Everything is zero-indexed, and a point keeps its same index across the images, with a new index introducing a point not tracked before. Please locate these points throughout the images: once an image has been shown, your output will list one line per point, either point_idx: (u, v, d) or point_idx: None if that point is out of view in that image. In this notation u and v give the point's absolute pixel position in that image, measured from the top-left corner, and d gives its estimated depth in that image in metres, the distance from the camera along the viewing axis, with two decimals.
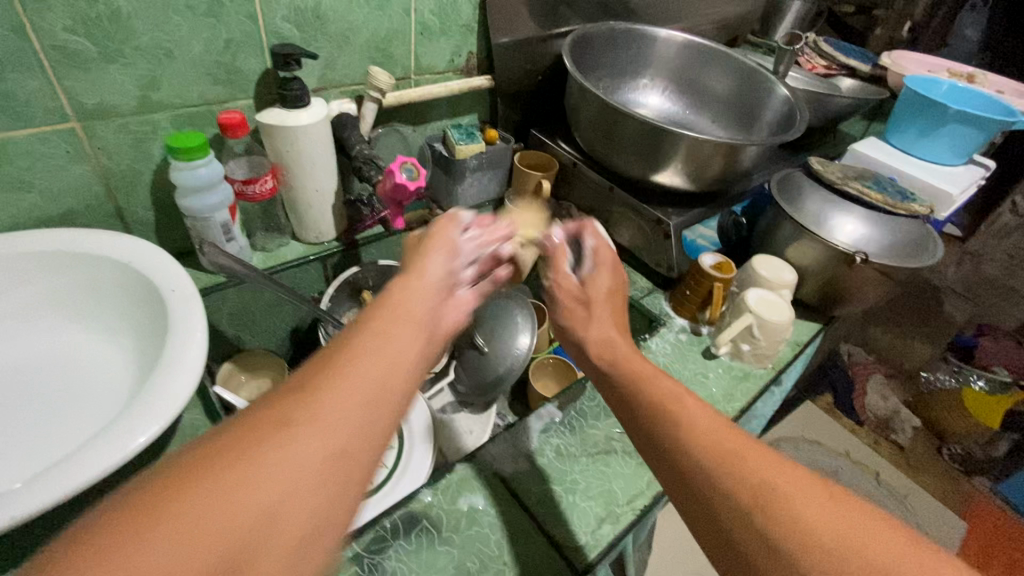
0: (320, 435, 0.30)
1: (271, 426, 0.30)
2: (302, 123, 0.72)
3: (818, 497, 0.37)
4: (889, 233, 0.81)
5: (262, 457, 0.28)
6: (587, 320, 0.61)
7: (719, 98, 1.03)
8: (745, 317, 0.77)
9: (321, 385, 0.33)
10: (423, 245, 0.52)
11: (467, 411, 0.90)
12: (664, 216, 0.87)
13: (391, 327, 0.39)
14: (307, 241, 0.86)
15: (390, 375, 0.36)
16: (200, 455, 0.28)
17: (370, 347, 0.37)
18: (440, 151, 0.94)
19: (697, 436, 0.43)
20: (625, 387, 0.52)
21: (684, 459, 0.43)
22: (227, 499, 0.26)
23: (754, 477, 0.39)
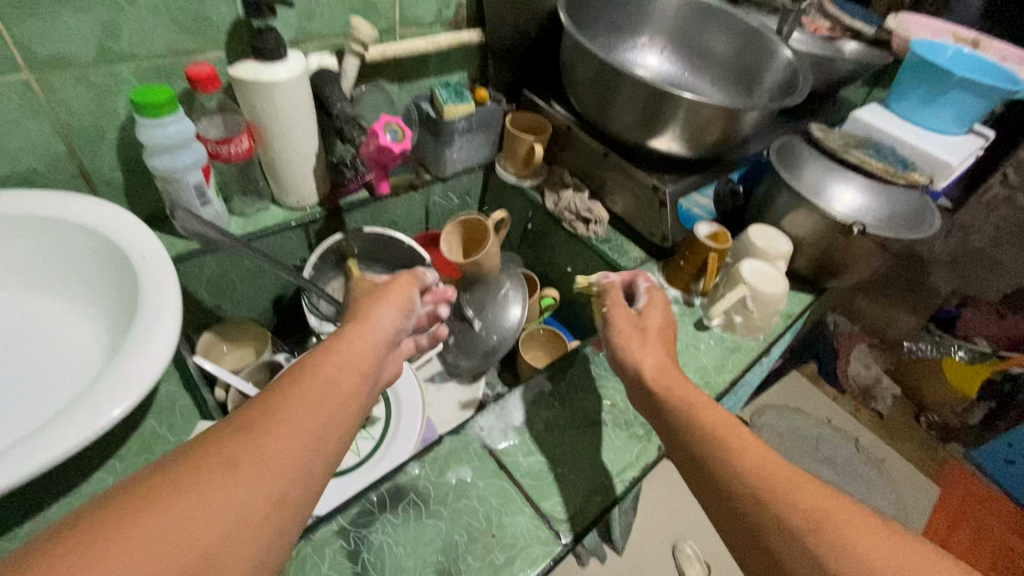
0: (259, 478, 0.35)
1: (222, 466, 0.34)
2: (277, 77, 0.67)
3: (869, 524, 0.40)
4: (887, 203, 0.80)
5: (205, 494, 0.33)
6: (638, 344, 0.60)
7: (719, 60, 0.98)
8: (739, 288, 0.75)
9: (266, 429, 0.37)
10: (377, 295, 0.54)
11: (454, 381, 0.90)
12: (660, 183, 0.84)
13: (342, 370, 0.44)
14: (288, 206, 0.83)
15: (334, 416, 0.41)
16: (153, 486, 0.32)
17: (314, 394, 0.41)
18: (427, 112, 0.89)
19: (746, 462, 0.45)
20: (662, 402, 0.54)
21: (733, 482, 0.45)
22: (172, 528, 0.31)
23: (811, 509, 0.41)
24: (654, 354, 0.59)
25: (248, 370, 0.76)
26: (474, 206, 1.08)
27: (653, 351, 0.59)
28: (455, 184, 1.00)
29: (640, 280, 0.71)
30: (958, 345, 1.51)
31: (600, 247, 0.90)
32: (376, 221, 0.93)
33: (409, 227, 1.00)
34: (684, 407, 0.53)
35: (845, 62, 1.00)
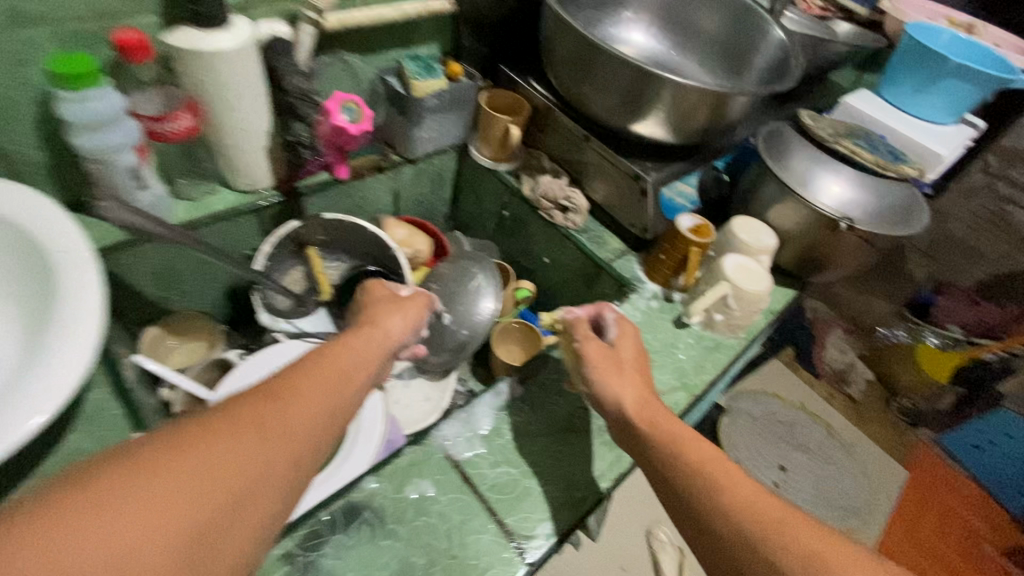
0: (284, 442, 0.37)
1: (248, 426, 0.37)
2: (221, 47, 0.60)
3: (857, 562, 0.43)
4: (876, 197, 0.76)
5: (237, 446, 0.35)
6: (616, 379, 0.58)
7: (707, 39, 0.92)
8: (721, 284, 0.72)
9: (291, 398, 0.40)
10: (394, 304, 0.58)
11: (422, 378, 0.85)
12: (642, 171, 0.79)
13: (354, 359, 0.47)
14: (240, 189, 0.76)
15: (345, 397, 0.44)
16: (192, 432, 0.34)
17: (329, 374, 0.44)
18: (394, 87, 0.82)
19: (735, 504, 0.47)
20: (645, 439, 0.54)
21: (724, 526, 0.47)
22: (209, 471, 0.33)
23: (802, 552, 0.43)
24: (628, 390, 0.58)
25: (197, 368, 0.71)
26: (446, 190, 1.01)
27: (632, 389, 0.58)
28: (425, 167, 0.94)
29: (607, 313, 0.66)
30: (932, 331, 1.45)
31: (578, 238, 0.85)
32: (339, 206, 0.87)
33: (376, 212, 0.94)
34: (669, 442, 0.53)
35: (837, 43, 0.95)
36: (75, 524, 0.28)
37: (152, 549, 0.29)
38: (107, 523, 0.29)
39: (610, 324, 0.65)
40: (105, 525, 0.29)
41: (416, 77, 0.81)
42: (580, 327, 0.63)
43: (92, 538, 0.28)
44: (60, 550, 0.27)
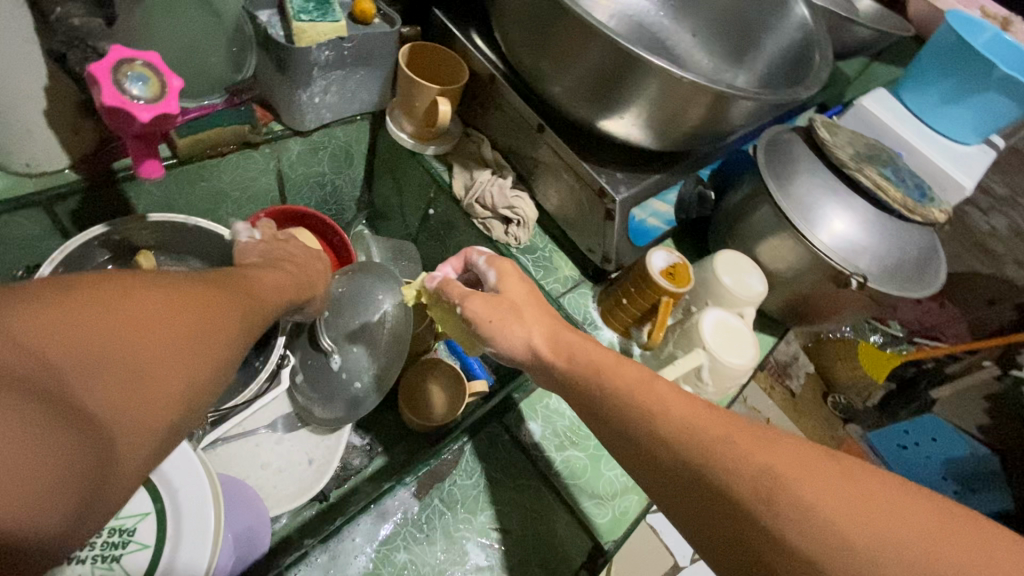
0: (260, 317, 0.35)
1: (238, 279, 0.36)
2: None
3: (821, 466, 0.32)
4: (894, 244, 0.61)
5: (227, 303, 0.32)
6: (517, 324, 0.43)
7: (708, 3, 0.70)
8: (696, 354, 0.55)
9: (255, 284, 0.37)
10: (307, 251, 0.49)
11: (303, 430, 0.64)
12: (609, 185, 0.59)
13: (299, 262, 0.46)
14: (15, 172, 0.50)
15: (298, 284, 0.43)
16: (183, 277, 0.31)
17: (279, 273, 0.41)
18: (268, 29, 0.57)
19: (674, 423, 0.35)
20: (557, 367, 0.41)
21: (663, 453, 0.35)
22: (214, 298, 0.32)
23: (757, 465, 0.32)
24: (532, 326, 0.43)
25: None
26: (356, 169, 0.77)
27: (539, 322, 0.44)
28: (323, 140, 0.69)
29: (476, 257, 0.49)
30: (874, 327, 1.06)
31: (521, 259, 0.66)
32: (192, 193, 0.62)
33: (251, 197, 0.69)
34: (587, 372, 0.40)
35: (860, 28, 0.76)
36: (80, 324, 0.26)
37: (141, 367, 0.27)
38: (114, 333, 0.26)
39: (483, 270, 0.48)
40: (111, 332, 0.26)
41: (302, 16, 0.55)
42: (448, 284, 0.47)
43: (99, 341, 0.26)
44: (64, 342, 0.25)
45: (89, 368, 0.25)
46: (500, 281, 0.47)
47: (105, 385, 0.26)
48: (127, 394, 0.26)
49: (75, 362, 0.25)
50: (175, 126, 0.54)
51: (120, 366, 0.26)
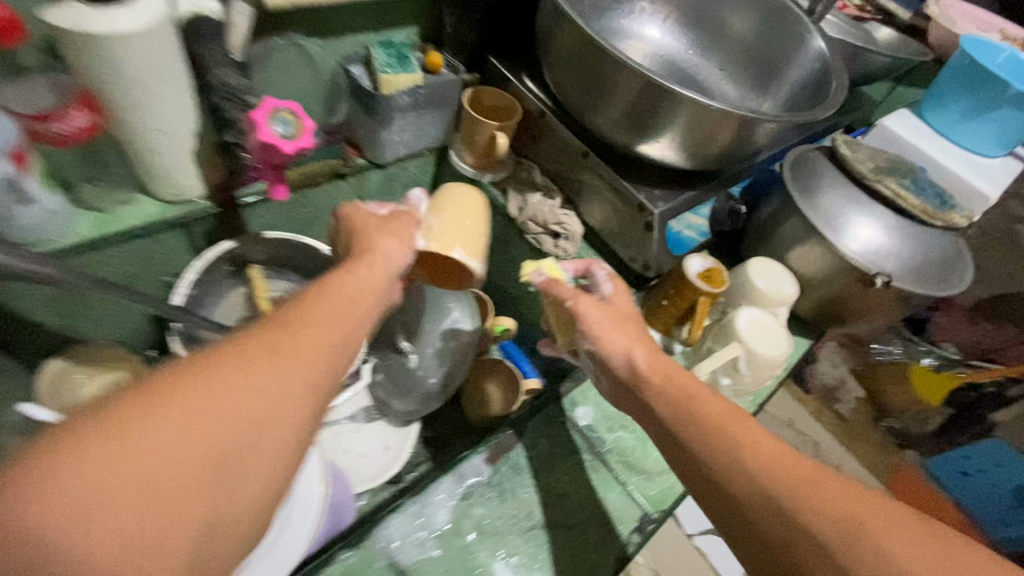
0: (296, 369, 0.32)
1: (266, 342, 0.32)
2: (121, 28, 0.46)
3: (898, 518, 0.36)
4: (919, 249, 0.65)
5: (238, 381, 0.30)
6: (621, 336, 0.52)
7: (733, 41, 0.79)
8: (731, 346, 0.61)
9: (292, 329, 0.34)
10: (381, 225, 0.49)
11: (381, 420, 0.72)
12: (648, 201, 0.67)
13: (359, 281, 0.42)
14: (164, 199, 0.62)
15: (353, 317, 0.39)
16: (177, 371, 0.28)
17: (334, 302, 0.38)
18: (360, 80, 0.69)
19: (761, 462, 0.41)
20: (649, 390, 0.48)
21: (745, 486, 0.40)
22: (221, 396, 0.28)
23: (843, 512, 0.37)
24: (633, 339, 0.52)
25: None
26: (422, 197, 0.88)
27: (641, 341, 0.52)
28: (397, 172, 0.80)
29: (598, 271, 0.57)
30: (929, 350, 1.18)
31: None
32: (293, 217, 0.74)
33: (338, 221, 0.80)
34: (686, 406, 0.46)
35: (878, 55, 0.83)
36: (53, 478, 0.23)
37: (143, 505, 0.25)
38: (92, 485, 0.24)
39: (601, 282, 0.57)
40: (88, 478, 0.24)
41: (386, 71, 0.67)
42: (556, 286, 0.54)
43: (77, 497, 0.23)
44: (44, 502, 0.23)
45: (80, 520, 0.23)
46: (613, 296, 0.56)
47: (102, 535, 0.24)
48: (119, 546, 0.24)
49: (65, 517, 0.23)
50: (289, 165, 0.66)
51: (115, 509, 0.24)
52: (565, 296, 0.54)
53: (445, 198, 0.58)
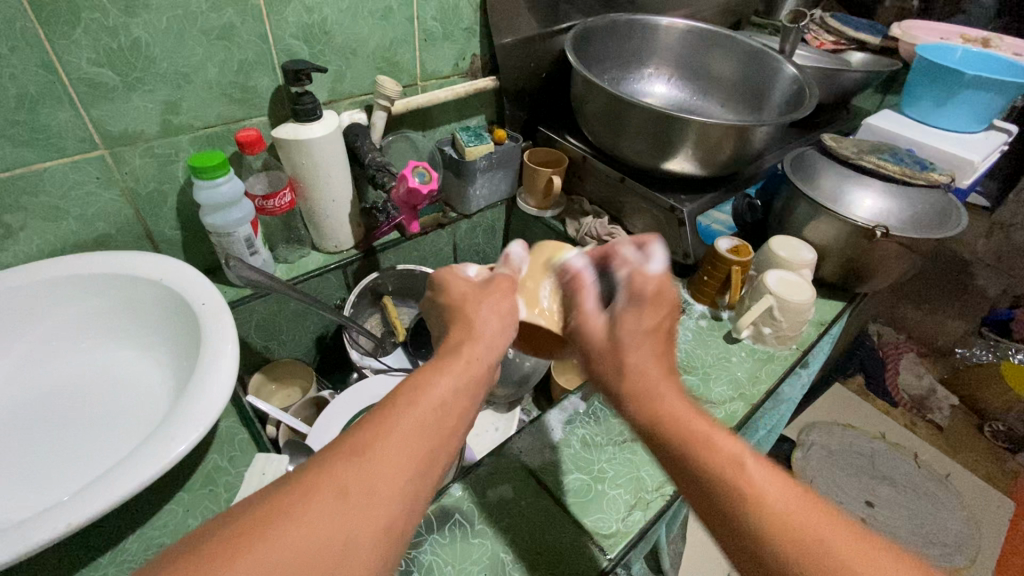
0: (367, 509, 0.36)
1: (341, 489, 0.36)
2: (315, 135, 0.73)
3: None
4: (910, 205, 0.80)
5: (308, 526, 0.34)
6: (618, 358, 0.51)
7: (726, 82, 1.02)
8: (765, 298, 0.76)
9: (371, 458, 0.38)
10: (481, 296, 0.56)
11: (490, 409, 0.89)
12: (677, 203, 0.87)
13: (447, 394, 0.45)
14: (327, 251, 0.88)
15: (437, 445, 0.42)
16: (262, 524, 0.33)
17: (417, 417, 0.42)
18: (450, 154, 0.94)
19: (775, 520, 0.38)
20: (649, 425, 0.46)
21: (748, 531, 0.39)
22: (295, 557, 0.32)
23: None
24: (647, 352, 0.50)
25: (297, 404, 0.80)
26: (499, 239, 1.12)
27: (642, 359, 0.50)
28: (480, 220, 1.04)
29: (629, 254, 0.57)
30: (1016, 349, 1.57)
31: None
32: (409, 258, 0.99)
33: (440, 262, 1.06)
34: (687, 437, 0.44)
35: (852, 73, 1.02)
36: None
37: None
38: None
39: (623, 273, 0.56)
40: None
41: (468, 144, 0.92)
42: (577, 293, 0.57)
43: None
44: None
45: None
46: (622, 312, 0.53)
47: None
48: None
49: None
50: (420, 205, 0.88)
51: None
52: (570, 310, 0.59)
53: (540, 256, 0.62)
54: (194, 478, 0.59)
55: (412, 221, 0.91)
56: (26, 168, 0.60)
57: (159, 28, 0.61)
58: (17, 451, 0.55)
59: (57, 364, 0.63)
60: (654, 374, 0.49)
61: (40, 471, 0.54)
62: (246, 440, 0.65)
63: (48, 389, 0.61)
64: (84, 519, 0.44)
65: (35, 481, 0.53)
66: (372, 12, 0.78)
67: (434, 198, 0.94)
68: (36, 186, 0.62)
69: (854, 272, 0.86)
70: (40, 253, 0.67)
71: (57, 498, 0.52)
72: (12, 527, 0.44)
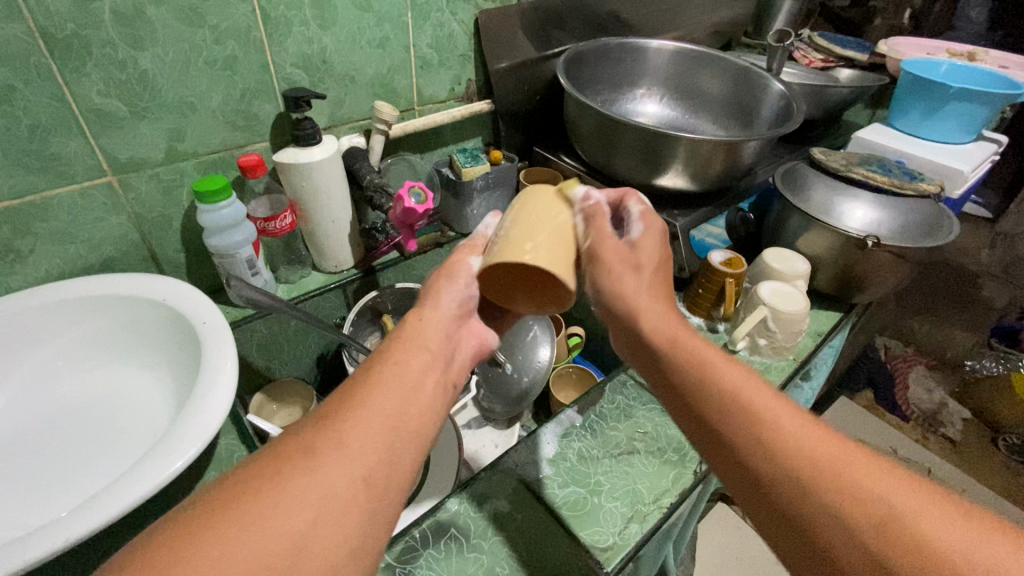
0: (339, 461, 0.36)
1: (307, 449, 0.36)
2: (314, 159, 0.76)
3: (900, 485, 0.37)
4: (899, 213, 0.81)
5: (301, 485, 0.34)
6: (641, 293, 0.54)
7: (716, 100, 1.04)
8: (759, 309, 0.77)
9: (354, 417, 0.39)
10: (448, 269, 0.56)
11: (490, 426, 0.89)
12: (670, 217, 0.88)
13: (411, 358, 0.46)
14: (328, 270, 0.90)
15: (406, 401, 0.42)
16: (231, 493, 0.33)
17: (392, 381, 0.43)
18: (447, 175, 0.96)
19: (771, 430, 0.41)
20: (670, 362, 0.50)
21: (747, 444, 0.42)
22: (269, 518, 0.32)
23: (846, 484, 0.37)
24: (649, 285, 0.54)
25: None
26: None
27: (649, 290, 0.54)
28: None
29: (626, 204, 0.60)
30: None
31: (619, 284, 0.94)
32: (408, 277, 1.00)
33: None
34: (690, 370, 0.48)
35: (840, 88, 1.04)
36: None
37: None
38: None
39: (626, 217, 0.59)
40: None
41: (466, 165, 0.94)
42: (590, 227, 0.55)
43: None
44: None
45: None
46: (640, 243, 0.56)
47: None
48: None
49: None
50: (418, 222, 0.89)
51: None
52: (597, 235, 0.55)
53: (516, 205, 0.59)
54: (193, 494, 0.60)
55: (409, 241, 0.91)
56: (37, 196, 0.63)
57: (165, 60, 0.65)
58: (19, 470, 0.56)
59: (61, 385, 0.64)
60: (665, 317, 0.53)
61: (40, 490, 0.55)
62: (244, 458, 0.66)
63: (54, 408, 0.62)
64: (82, 534, 0.45)
65: (36, 499, 0.54)
66: (369, 41, 0.81)
67: (432, 217, 0.96)
68: (45, 211, 0.64)
69: (848, 283, 0.87)
70: (49, 276, 0.69)
71: (55, 515, 0.53)
72: (9, 543, 0.44)
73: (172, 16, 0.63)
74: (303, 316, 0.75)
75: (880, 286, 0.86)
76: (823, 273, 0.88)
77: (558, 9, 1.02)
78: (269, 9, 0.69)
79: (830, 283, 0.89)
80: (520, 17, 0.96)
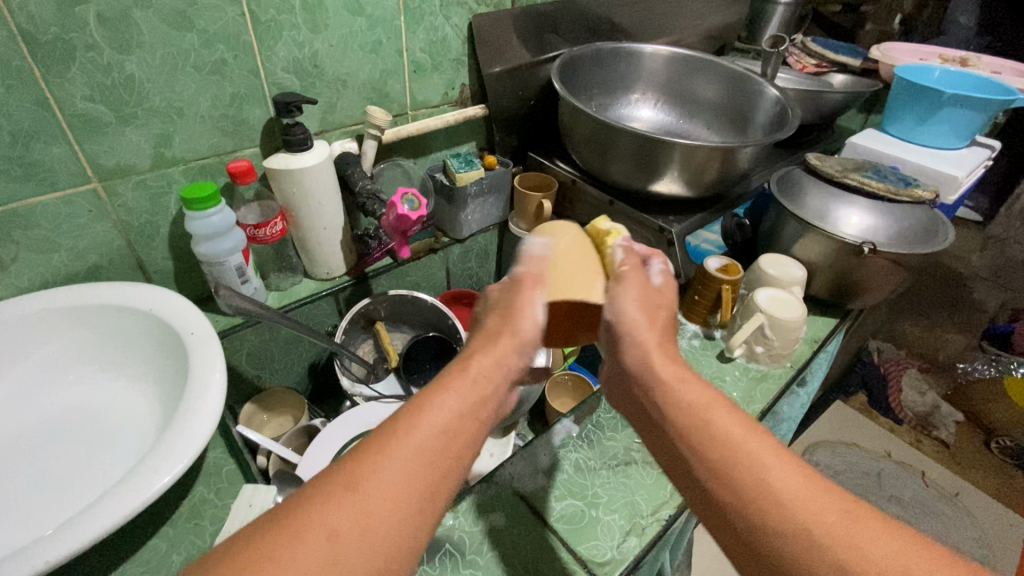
0: (357, 546, 0.35)
1: (326, 526, 0.35)
2: (306, 164, 0.74)
3: (901, 547, 0.35)
4: (894, 220, 0.81)
5: (313, 570, 0.33)
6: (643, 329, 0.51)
7: (711, 105, 1.04)
8: (756, 316, 0.76)
9: (380, 490, 0.38)
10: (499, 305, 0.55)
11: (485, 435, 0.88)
12: (666, 223, 0.88)
13: (450, 418, 0.43)
14: (319, 277, 0.89)
15: (434, 476, 0.40)
16: (243, 567, 0.32)
17: (423, 448, 0.41)
18: (441, 181, 0.96)
19: (765, 483, 0.39)
20: (661, 400, 0.47)
21: (735, 499, 0.39)
22: None
23: (845, 551, 0.35)
24: (653, 325, 0.52)
25: (286, 434, 0.79)
26: (491, 263, 1.12)
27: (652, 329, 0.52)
28: (472, 244, 1.05)
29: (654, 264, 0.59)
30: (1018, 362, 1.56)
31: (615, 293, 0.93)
32: (401, 284, 0.99)
33: (432, 286, 1.06)
34: (679, 407, 0.45)
35: (834, 93, 1.04)
36: None
37: None
38: None
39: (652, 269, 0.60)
40: None
41: (459, 170, 0.93)
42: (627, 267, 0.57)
43: None
44: None
45: None
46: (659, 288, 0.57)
47: None
48: None
49: None
50: (411, 229, 0.89)
51: None
52: (628, 263, 0.57)
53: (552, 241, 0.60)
54: (179, 510, 0.59)
55: (403, 248, 0.92)
56: (18, 203, 0.61)
57: (151, 64, 0.63)
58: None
59: (42, 399, 0.62)
60: (657, 345, 0.50)
61: (20, 509, 0.52)
62: (233, 471, 0.64)
63: (35, 422, 0.60)
64: (64, 556, 0.43)
65: (14, 517, 0.51)
66: (362, 45, 0.80)
67: (425, 223, 0.95)
68: (28, 219, 0.63)
69: (847, 289, 0.86)
70: (30, 286, 0.67)
71: (36, 535, 0.51)
72: None
73: (159, 19, 0.61)
74: (294, 324, 0.73)
75: (879, 291, 0.85)
76: (820, 278, 0.87)
77: (551, 14, 1.01)
78: (259, 13, 0.68)
79: (826, 288, 0.88)
80: (513, 21, 0.95)
